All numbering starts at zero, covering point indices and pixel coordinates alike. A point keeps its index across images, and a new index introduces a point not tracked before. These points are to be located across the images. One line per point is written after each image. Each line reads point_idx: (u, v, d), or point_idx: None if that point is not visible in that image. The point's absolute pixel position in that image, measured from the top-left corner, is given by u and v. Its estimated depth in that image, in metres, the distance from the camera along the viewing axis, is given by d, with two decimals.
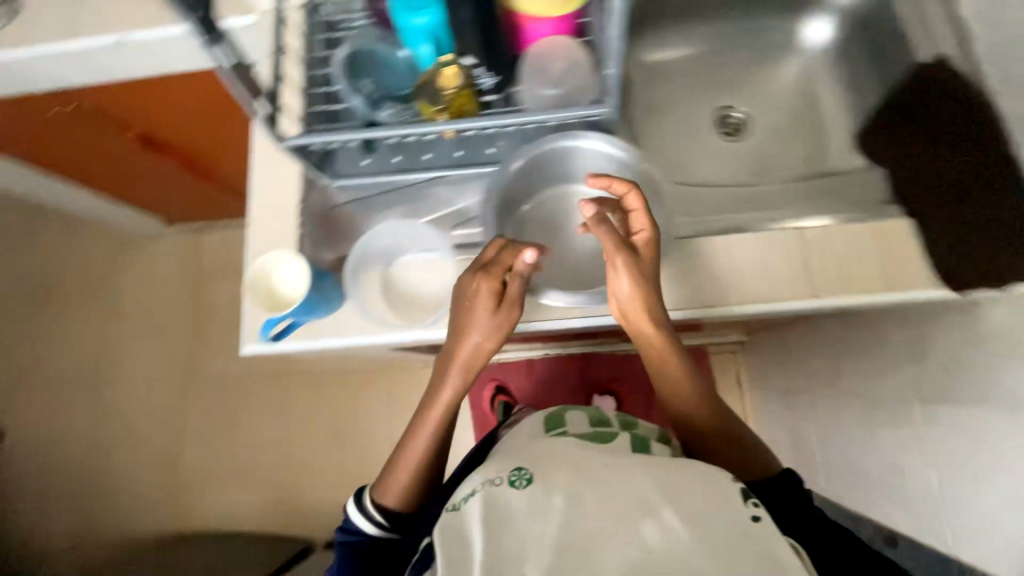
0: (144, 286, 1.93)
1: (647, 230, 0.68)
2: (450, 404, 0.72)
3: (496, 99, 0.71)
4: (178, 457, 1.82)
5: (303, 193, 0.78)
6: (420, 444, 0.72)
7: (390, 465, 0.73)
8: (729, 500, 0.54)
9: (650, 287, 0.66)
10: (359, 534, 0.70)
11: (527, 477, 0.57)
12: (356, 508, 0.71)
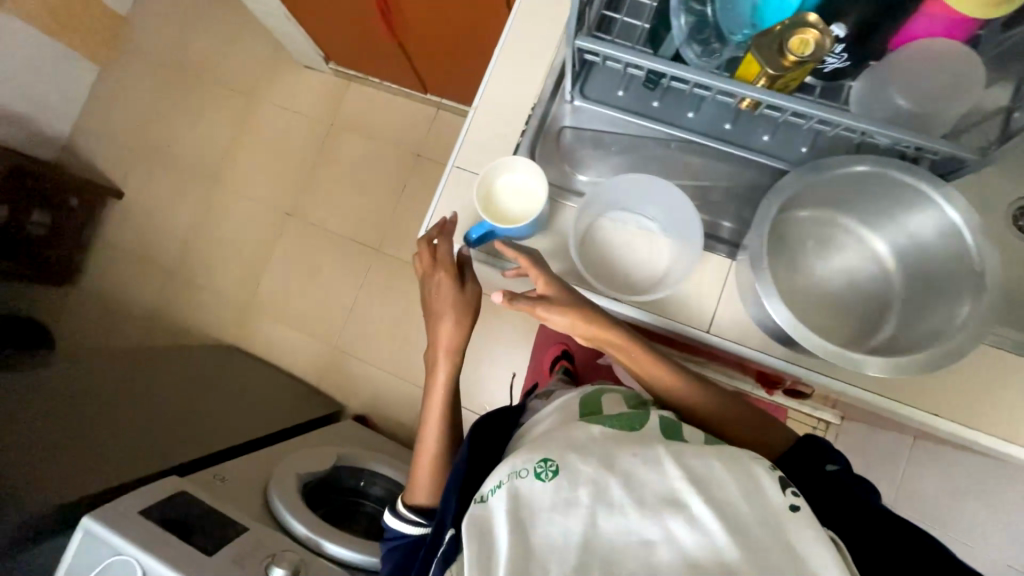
0: (284, 112, 1.96)
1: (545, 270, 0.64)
2: (446, 385, 0.77)
3: (819, 86, 0.59)
4: (258, 281, 1.92)
5: (541, 101, 0.72)
6: (430, 437, 0.77)
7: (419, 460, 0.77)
8: (756, 493, 0.49)
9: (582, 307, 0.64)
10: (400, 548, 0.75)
11: (554, 469, 0.51)
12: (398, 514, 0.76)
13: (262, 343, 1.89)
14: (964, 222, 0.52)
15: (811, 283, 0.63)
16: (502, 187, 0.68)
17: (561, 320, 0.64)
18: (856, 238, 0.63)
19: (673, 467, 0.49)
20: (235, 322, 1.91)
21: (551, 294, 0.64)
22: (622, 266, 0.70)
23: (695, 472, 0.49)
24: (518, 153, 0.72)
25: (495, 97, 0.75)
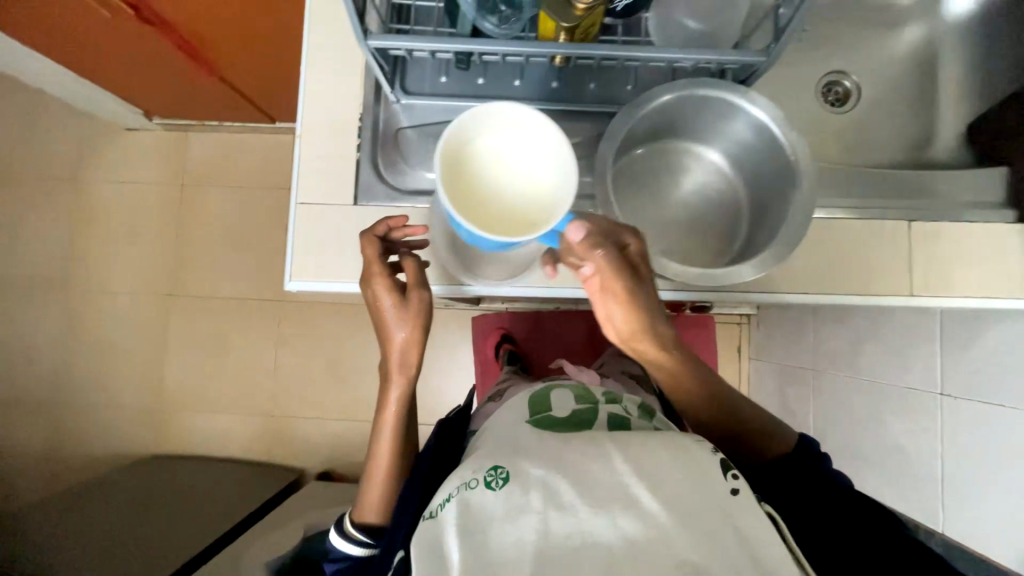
0: (122, 185, 1.73)
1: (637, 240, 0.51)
2: (402, 405, 0.65)
3: (620, 23, 0.60)
4: (162, 376, 1.71)
5: (367, 107, 0.67)
6: (386, 446, 0.66)
7: (370, 471, 0.66)
8: (704, 469, 0.45)
9: (655, 307, 0.52)
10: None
11: (505, 475, 0.44)
12: (348, 536, 0.65)
13: (190, 440, 1.69)
14: (773, 118, 0.56)
15: (670, 212, 0.66)
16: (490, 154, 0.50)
17: (624, 319, 0.52)
18: (695, 159, 0.67)
19: (622, 463, 0.45)
20: (152, 429, 1.69)
21: (642, 282, 0.51)
22: (497, 250, 0.67)
23: (640, 462, 0.45)
24: (361, 167, 0.67)
25: (317, 114, 0.67)
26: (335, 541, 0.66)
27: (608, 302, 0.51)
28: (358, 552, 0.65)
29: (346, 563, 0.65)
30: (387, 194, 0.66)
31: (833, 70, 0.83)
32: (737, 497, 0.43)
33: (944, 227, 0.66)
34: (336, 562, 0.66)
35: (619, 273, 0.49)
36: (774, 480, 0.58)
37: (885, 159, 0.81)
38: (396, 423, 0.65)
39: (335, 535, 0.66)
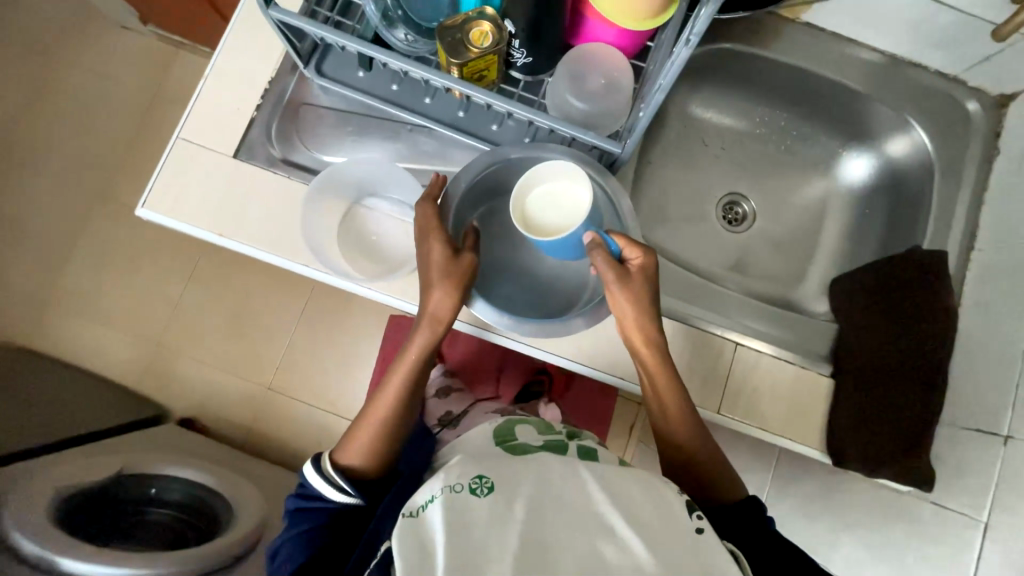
0: (80, 69, 1.64)
1: (643, 256, 0.60)
2: (421, 356, 0.66)
3: (523, 80, 0.64)
4: (60, 273, 1.59)
5: (280, 75, 0.69)
6: (394, 390, 0.66)
7: (365, 413, 0.66)
8: (671, 509, 0.47)
9: (647, 306, 0.60)
10: (310, 523, 0.61)
11: (490, 485, 0.48)
12: (323, 477, 0.62)
13: (62, 347, 1.57)
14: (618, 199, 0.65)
15: (524, 269, 0.72)
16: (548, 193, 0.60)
17: (626, 309, 0.60)
18: None
19: (597, 490, 0.47)
20: (25, 325, 1.56)
21: (637, 283, 0.60)
22: (379, 247, 0.70)
23: (609, 488, 0.48)
24: (254, 127, 0.68)
25: (230, 65, 0.68)
26: (308, 477, 0.63)
27: (613, 298, 0.60)
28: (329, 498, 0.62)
29: (314, 506, 0.62)
30: (269, 159, 0.68)
31: (733, 192, 0.90)
32: (702, 535, 0.46)
33: (765, 360, 0.72)
34: (302, 501, 0.63)
35: (610, 271, 0.58)
36: (725, 521, 0.59)
37: (756, 284, 0.87)
38: (409, 373, 0.66)
39: (309, 469, 0.63)
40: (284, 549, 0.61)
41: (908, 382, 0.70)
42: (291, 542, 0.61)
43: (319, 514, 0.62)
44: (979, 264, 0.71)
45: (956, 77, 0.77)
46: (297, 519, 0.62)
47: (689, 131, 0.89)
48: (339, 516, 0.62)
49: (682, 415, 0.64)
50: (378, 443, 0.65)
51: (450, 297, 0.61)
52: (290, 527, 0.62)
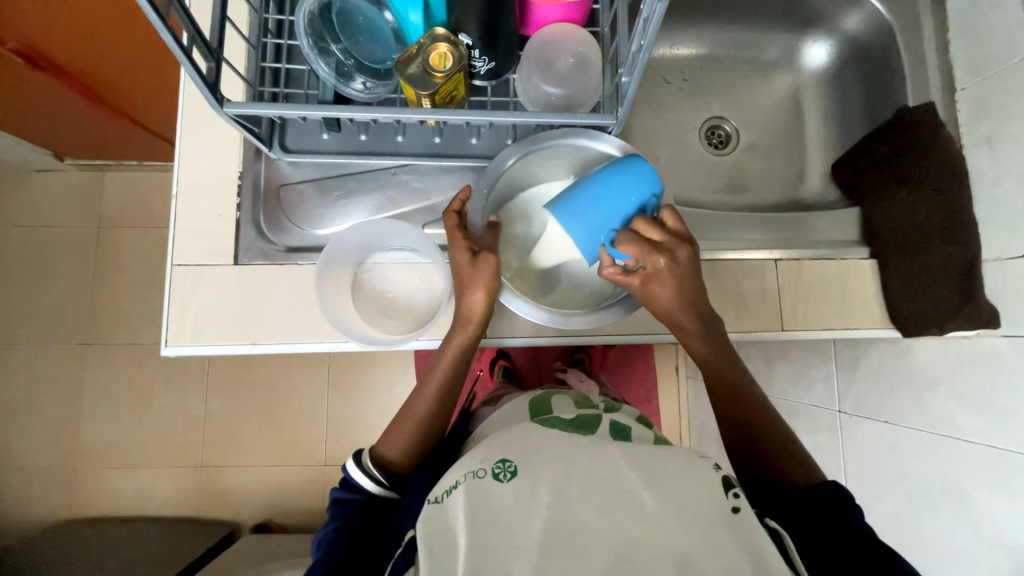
0: (17, 227, 1.55)
1: (652, 262, 0.58)
2: (456, 360, 0.64)
3: (489, 85, 0.62)
4: (76, 429, 1.54)
5: (246, 164, 0.66)
6: (430, 390, 0.65)
7: (403, 412, 0.66)
8: (706, 481, 0.46)
9: (668, 294, 0.61)
10: (347, 514, 0.61)
11: (513, 470, 0.48)
12: (362, 472, 0.62)
13: (108, 502, 1.52)
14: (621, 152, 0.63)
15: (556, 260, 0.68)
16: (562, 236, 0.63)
17: (646, 299, 0.62)
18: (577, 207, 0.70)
19: (629, 468, 0.46)
20: (63, 493, 1.51)
21: (646, 283, 0.61)
22: (403, 302, 0.65)
23: (642, 463, 0.47)
24: (240, 227, 0.65)
25: (195, 172, 0.65)
26: (349, 469, 0.63)
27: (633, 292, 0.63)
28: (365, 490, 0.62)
29: (350, 497, 0.62)
30: (271, 254, 0.65)
31: (710, 117, 0.90)
32: (738, 515, 0.44)
33: (804, 265, 0.73)
34: (340, 491, 0.63)
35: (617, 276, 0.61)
36: (780, 499, 0.56)
37: (762, 198, 0.87)
38: (445, 376, 0.65)
39: (351, 461, 0.63)
40: (323, 535, 0.62)
41: (938, 236, 0.71)
42: (329, 528, 0.62)
43: (355, 502, 0.62)
44: (967, 101, 0.72)
45: None
46: (336, 508, 0.63)
47: (648, 74, 0.88)
48: (371, 509, 0.62)
49: (719, 370, 0.65)
50: (419, 441, 0.65)
51: (486, 299, 0.60)
52: (329, 515, 0.63)
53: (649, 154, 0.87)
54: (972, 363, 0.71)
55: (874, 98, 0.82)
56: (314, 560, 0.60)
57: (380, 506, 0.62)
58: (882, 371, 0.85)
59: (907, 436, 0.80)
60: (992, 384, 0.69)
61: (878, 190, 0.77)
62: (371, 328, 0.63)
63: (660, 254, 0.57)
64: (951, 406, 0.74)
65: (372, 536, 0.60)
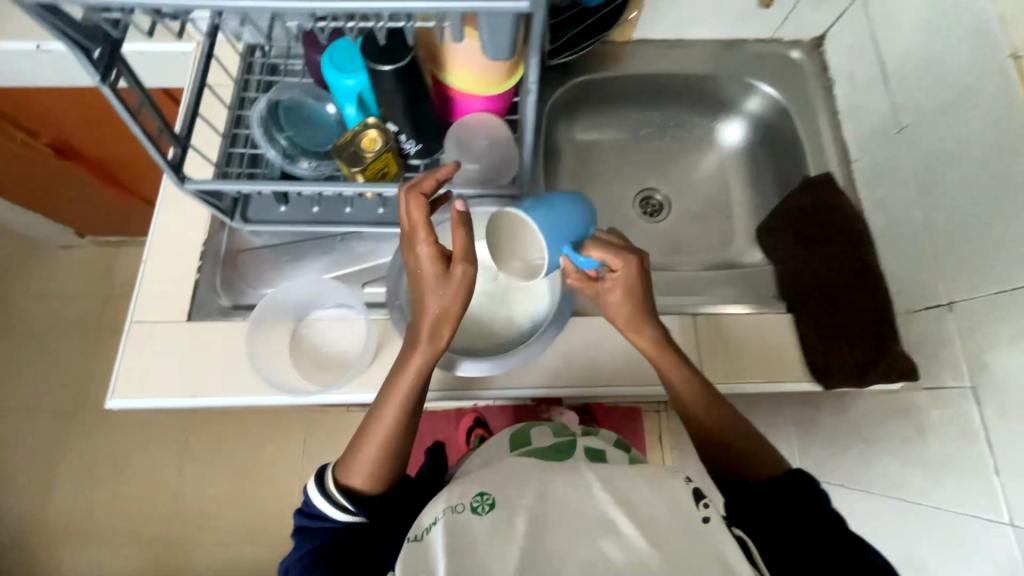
0: (29, 296, 1.67)
1: (609, 290, 0.64)
2: (421, 375, 0.60)
3: (422, 163, 0.72)
4: (49, 497, 1.52)
5: (210, 235, 0.75)
6: (394, 406, 0.61)
7: (366, 431, 0.61)
8: (678, 502, 0.47)
9: (637, 308, 0.64)
10: (318, 546, 0.59)
11: (490, 501, 0.49)
12: (331, 497, 0.60)
13: None
14: None
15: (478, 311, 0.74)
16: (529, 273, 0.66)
17: (614, 306, 0.65)
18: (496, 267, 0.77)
19: (601, 491, 0.48)
20: (25, 567, 1.47)
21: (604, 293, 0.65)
22: (338, 356, 0.70)
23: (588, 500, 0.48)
24: (198, 288, 0.72)
25: (163, 242, 0.74)
26: (313, 497, 0.61)
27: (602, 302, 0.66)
28: (334, 515, 0.60)
29: (320, 527, 0.60)
30: (221, 313, 0.71)
31: (643, 188, 0.98)
32: (708, 525, 0.46)
33: (726, 320, 0.76)
34: (306, 521, 0.61)
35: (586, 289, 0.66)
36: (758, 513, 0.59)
37: (695, 260, 0.93)
38: (409, 389, 0.61)
39: (315, 488, 0.61)
40: (290, 573, 0.58)
41: (845, 293, 0.75)
42: (296, 564, 0.59)
43: (324, 531, 0.60)
44: (862, 170, 0.80)
45: (775, 38, 0.89)
46: (304, 541, 0.61)
47: (583, 154, 0.97)
48: (346, 533, 0.60)
49: (695, 400, 0.66)
50: (386, 456, 0.61)
51: (451, 303, 0.58)
52: (296, 551, 0.60)
53: None
54: (903, 418, 0.70)
55: (787, 169, 0.90)
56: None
57: (354, 529, 0.60)
58: (830, 429, 0.83)
59: (861, 500, 0.77)
60: (923, 440, 0.68)
61: (795, 250, 0.82)
62: (304, 378, 0.68)
63: (617, 272, 0.63)
64: (893, 465, 0.72)
65: (353, 558, 0.58)
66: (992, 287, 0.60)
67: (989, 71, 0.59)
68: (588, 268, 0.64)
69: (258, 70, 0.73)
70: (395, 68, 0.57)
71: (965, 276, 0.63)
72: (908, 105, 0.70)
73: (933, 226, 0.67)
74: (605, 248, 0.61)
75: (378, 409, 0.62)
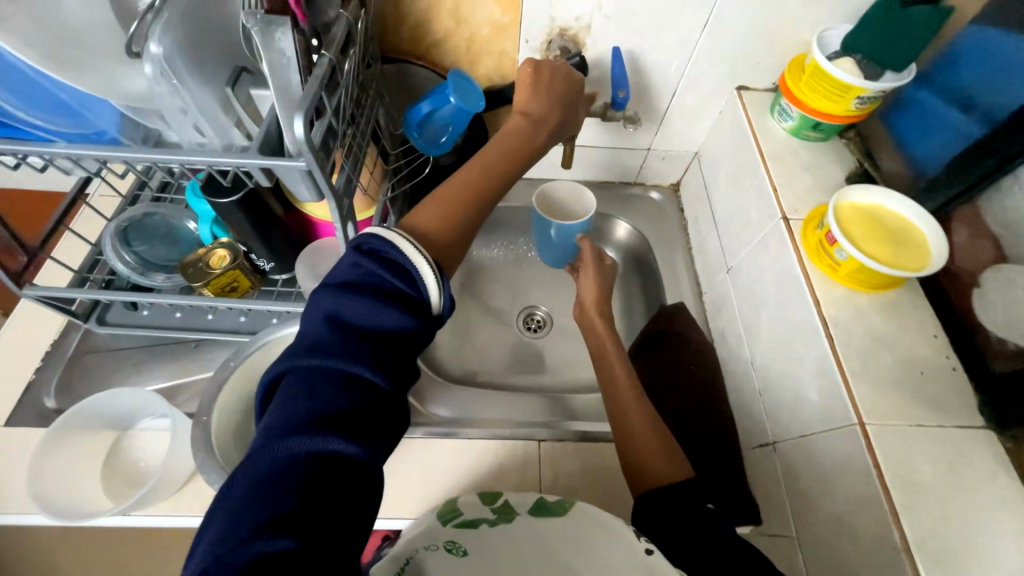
0: None
1: (592, 278, 0.80)
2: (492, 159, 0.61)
3: (281, 277, 0.76)
4: None
5: (61, 335, 0.75)
6: (471, 176, 0.59)
7: (444, 193, 0.57)
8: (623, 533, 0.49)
9: (605, 292, 0.80)
10: (367, 344, 0.42)
11: (463, 549, 0.51)
12: (431, 279, 0.46)
13: None
14: None
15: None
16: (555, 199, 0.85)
17: (589, 287, 0.80)
18: None
19: None
20: None
21: (590, 269, 0.82)
22: (147, 470, 0.66)
23: None
24: (30, 388, 0.71)
25: (9, 340, 0.74)
26: (408, 262, 0.45)
27: (584, 277, 0.81)
28: (419, 297, 0.45)
29: (391, 286, 0.44)
30: (41, 417, 0.69)
31: (526, 303, 1.00)
32: (653, 557, 0.47)
33: (569, 449, 0.74)
34: (370, 273, 0.44)
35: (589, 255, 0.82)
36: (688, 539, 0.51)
37: (570, 379, 0.91)
38: (477, 201, 0.57)
39: (403, 244, 0.46)
40: (277, 419, 0.38)
41: (693, 422, 0.74)
42: (300, 390, 0.39)
43: (368, 330, 0.42)
44: (710, 303, 0.85)
45: (639, 182, 1.01)
46: (314, 358, 0.41)
47: (470, 271, 1.02)
48: (369, 412, 0.40)
49: (645, 421, 0.64)
50: (462, 215, 0.55)
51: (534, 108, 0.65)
52: (354, 295, 0.43)
53: (467, 334, 0.95)
54: None
55: (654, 295, 0.94)
56: (224, 522, 0.33)
57: (405, 347, 0.44)
58: None
59: None
60: None
61: (652, 375, 0.82)
62: (105, 502, 0.63)
63: (591, 258, 0.82)
64: None
65: (378, 427, 0.40)
66: (797, 430, 0.60)
67: (774, 228, 0.67)
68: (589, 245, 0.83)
69: (152, 187, 0.77)
70: (233, 201, 0.58)
71: (780, 415, 0.64)
72: (730, 249, 0.78)
73: (755, 361, 0.70)
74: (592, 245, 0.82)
75: (457, 174, 0.59)
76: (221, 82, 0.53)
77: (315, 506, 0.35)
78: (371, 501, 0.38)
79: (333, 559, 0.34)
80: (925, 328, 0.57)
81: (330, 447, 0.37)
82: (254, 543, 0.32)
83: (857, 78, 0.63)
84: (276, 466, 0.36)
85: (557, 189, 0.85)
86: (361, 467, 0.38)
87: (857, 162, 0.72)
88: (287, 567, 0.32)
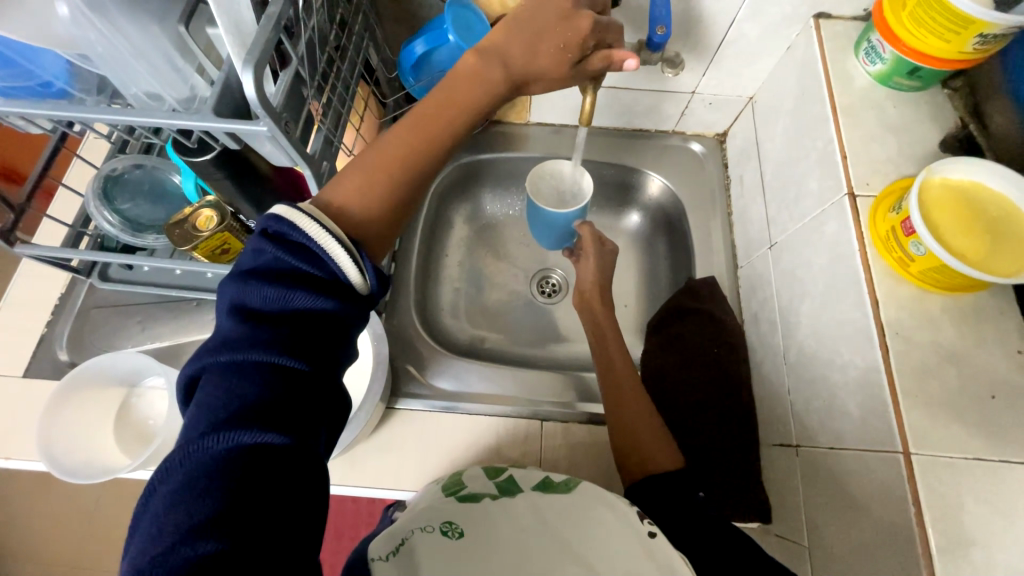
0: None
1: (593, 256, 0.75)
2: (442, 116, 0.48)
3: None
4: None
5: (70, 289, 0.75)
6: (409, 139, 0.46)
7: (368, 160, 0.45)
8: (624, 517, 0.46)
9: (608, 276, 0.75)
10: (281, 333, 0.37)
11: (460, 530, 0.45)
12: (343, 257, 0.39)
13: None
14: None
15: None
16: (551, 171, 0.76)
17: (590, 271, 0.74)
18: None
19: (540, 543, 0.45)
20: None
21: (600, 245, 0.75)
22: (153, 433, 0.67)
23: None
24: (47, 341, 0.72)
25: (23, 293, 0.74)
26: (317, 241, 0.39)
27: (586, 259, 0.75)
28: (340, 276, 0.40)
29: (303, 270, 0.39)
30: (58, 370, 0.71)
31: (541, 265, 0.93)
32: (655, 540, 0.43)
33: (571, 430, 0.71)
34: (273, 260, 0.38)
35: (594, 234, 0.75)
36: (703, 533, 0.48)
37: (582, 350, 0.86)
38: (411, 171, 0.46)
39: (310, 222, 0.39)
40: (190, 425, 0.34)
41: (713, 409, 0.69)
42: (211, 390, 0.35)
43: (283, 320, 0.37)
44: (745, 279, 0.76)
45: (678, 131, 0.88)
46: (222, 357, 0.36)
47: (482, 228, 0.94)
48: (295, 404, 0.35)
49: (641, 409, 0.62)
50: (387, 194, 0.45)
51: (509, 48, 0.50)
52: (263, 285, 0.37)
53: (476, 296, 0.89)
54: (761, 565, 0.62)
55: (681, 265, 0.85)
56: (147, 532, 0.31)
57: (328, 330, 0.39)
58: None
59: None
60: None
61: (671, 355, 0.76)
62: (116, 461, 0.65)
63: (592, 237, 0.75)
64: None
65: (311, 414, 0.36)
66: (825, 441, 0.54)
67: (835, 205, 0.56)
68: (588, 229, 0.75)
69: None
70: (208, 159, 0.53)
71: (809, 419, 0.57)
72: (777, 222, 0.67)
73: (789, 355, 0.63)
74: (592, 229, 0.75)
75: (420, 115, 0.47)
76: (170, 19, 0.44)
77: (248, 501, 0.32)
78: (317, 485, 0.35)
79: (276, 557, 0.31)
80: (1007, 342, 0.48)
81: (252, 444, 0.33)
82: (182, 550, 0.29)
83: (985, 9, 0.47)
84: (194, 470, 0.32)
85: (555, 166, 0.76)
86: (295, 457, 0.34)
87: (958, 123, 0.57)
88: (219, 569, 0.29)
